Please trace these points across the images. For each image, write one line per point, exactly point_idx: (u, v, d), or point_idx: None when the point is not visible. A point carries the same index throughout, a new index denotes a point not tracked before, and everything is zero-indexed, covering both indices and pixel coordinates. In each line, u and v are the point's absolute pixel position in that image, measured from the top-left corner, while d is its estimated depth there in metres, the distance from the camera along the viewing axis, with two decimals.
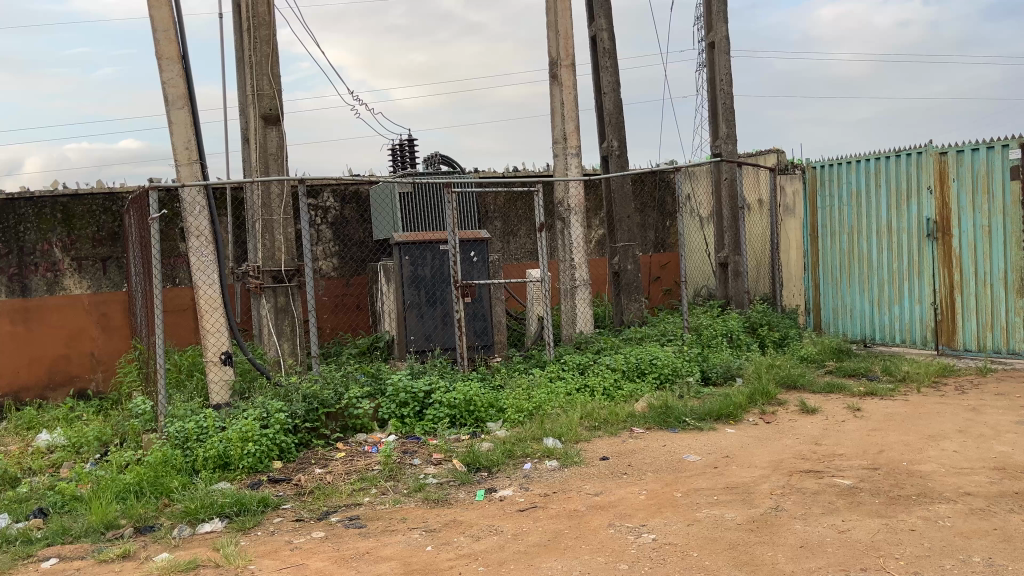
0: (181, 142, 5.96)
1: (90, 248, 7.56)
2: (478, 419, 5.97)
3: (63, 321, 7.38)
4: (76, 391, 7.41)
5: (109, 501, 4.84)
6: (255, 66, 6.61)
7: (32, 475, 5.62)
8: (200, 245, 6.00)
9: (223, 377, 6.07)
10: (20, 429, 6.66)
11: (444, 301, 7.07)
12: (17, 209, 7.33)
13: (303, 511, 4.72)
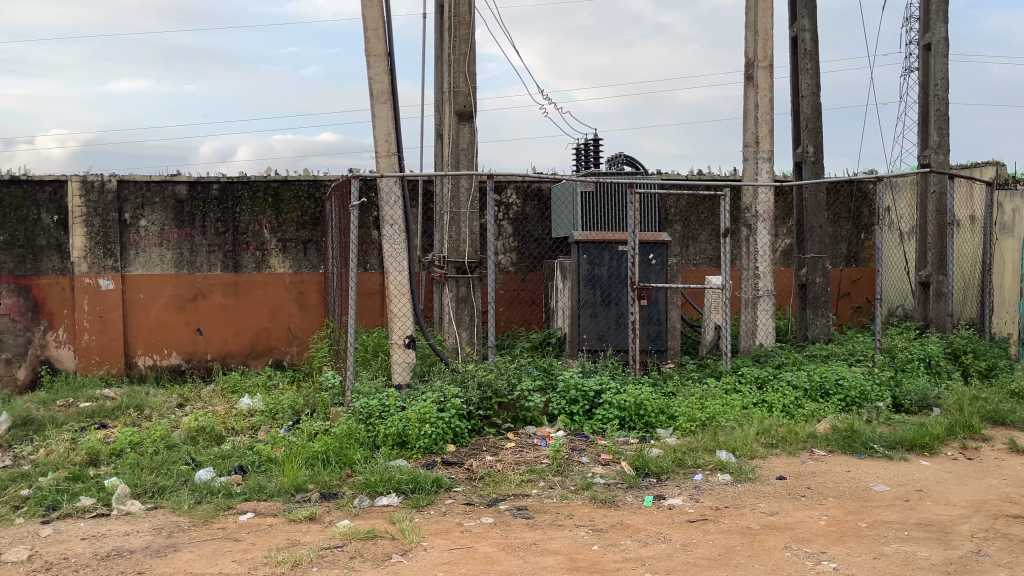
0: (382, 134, 6.31)
1: (294, 231, 8.08)
2: (648, 424, 5.89)
3: (267, 296, 8.04)
4: (273, 361, 8.07)
5: (299, 465, 5.22)
6: (453, 64, 6.84)
7: (235, 434, 6.16)
8: (393, 233, 6.31)
9: (405, 360, 6.37)
10: (225, 391, 7.33)
11: (619, 301, 7.03)
12: (235, 192, 7.97)
13: (473, 495, 4.87)
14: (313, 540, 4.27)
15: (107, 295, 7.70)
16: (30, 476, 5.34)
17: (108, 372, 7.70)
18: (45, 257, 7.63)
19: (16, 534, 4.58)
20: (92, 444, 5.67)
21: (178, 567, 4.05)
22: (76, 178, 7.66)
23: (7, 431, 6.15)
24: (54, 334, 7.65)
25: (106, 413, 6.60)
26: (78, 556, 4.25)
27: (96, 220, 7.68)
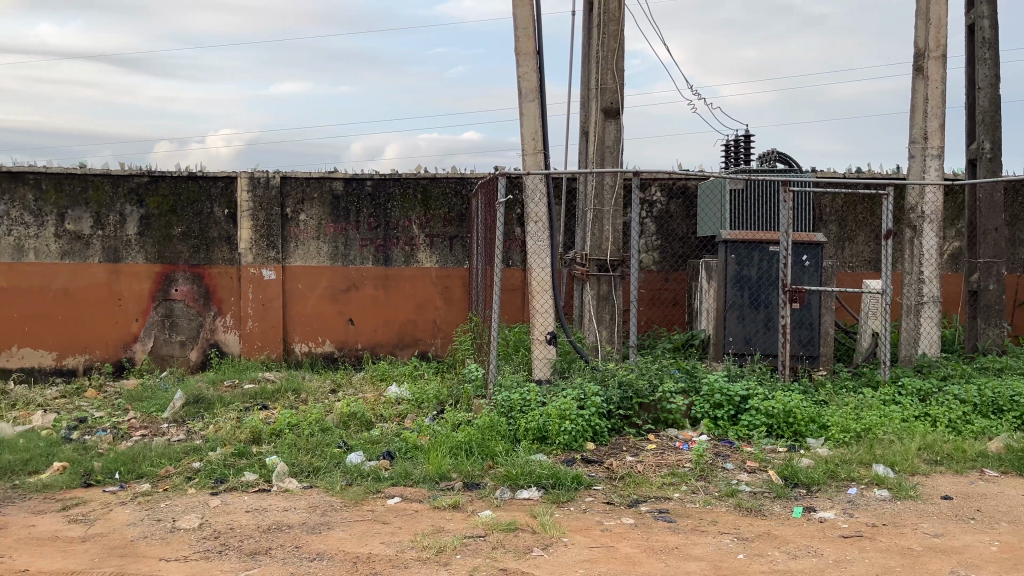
0: (529, 132, 6.37)
1: (441, 227, 8.31)
2: (796, 433, 5.65)
3: (414, 290, 8.33)
4: (419, 352, 8.36)
5: (443, 454, 5.37)
6: (602, 61, 6.83)
7: (383, 420, 6.41)
8: (537, 230, 6.36)
9: (546, 356, 6.40)
10: (375, 379, 7.66)
11: (769, 304, 6.77)
12: (387, 188, 8.29)
13: (614, 494, 4.84)
14: (457, 528, 4.38)
15: (269, 284, 8.20)
16: (201, 450, 5.78)
17: (268, 357, 8.21)
18: (217, 248, 8.17)
19: (189, 503, 4.98)
20: (254, 424, 6.06)
21: (332, 544, 4.27)
22: (244, 174, 8.17)
23: (182, 407, 6.68)
24: (222, 319, 8.20)
25: (268, 395, 7.04)
26: (243, 528, 4.56)
27: (261, 214, 8.17)
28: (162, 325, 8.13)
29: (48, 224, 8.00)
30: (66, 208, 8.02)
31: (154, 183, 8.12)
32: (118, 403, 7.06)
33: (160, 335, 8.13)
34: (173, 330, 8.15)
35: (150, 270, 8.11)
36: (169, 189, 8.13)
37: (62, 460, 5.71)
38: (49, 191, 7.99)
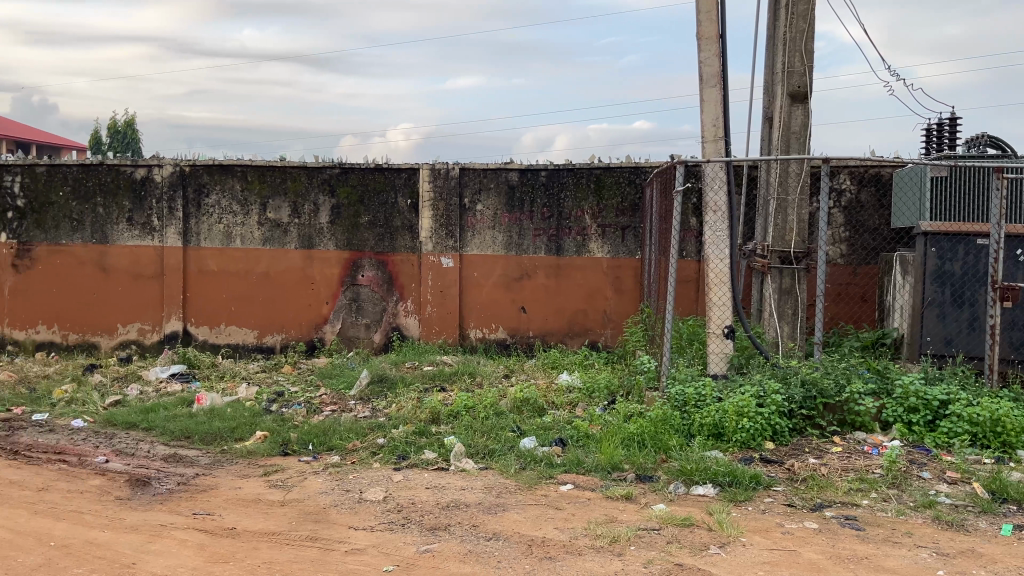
0: (710, 119, 6.18)
1: (614, 216, 8.27)
2: (1005, 444, 5.15)
3: (586, 280, 8.35)
4: (589, 342, 8.38)
5: (616, 445, 5.34)
6: (789, 43, 6.52)
7: (555, 407, 6.47)
8: (715, 220, 6.16)
9: (722, 350, 6.20)
10: (546, 366, 7.76)
11: (974, 303, 6.20)
12: (561, 178, 8.35)
13: (795, 497, 4.62)
14: (630, 519, 4.36)
15: (446, 272, 8.50)
16: (385, 427, 6.10)
17: (445, 341, 8.52)
18: (400, 237, 8.57)
19: (374, 477, 5.28)
20: (433, 405, 6.32)
21: (507, 526, 4.38)
22: (426, 165, 8.49)
23: (367, 385, 7.08)
24: (403, 304, 8.60)
25: (445, 377, 7.32)
26: (423, 503, 4.78)
27: (440, 204, 8.47)
28: (349, 308, 8.64)
29: (252, 213, 8.67)
30: (267, 198, 8.65)
31: (344, 175, 8.61)
32: (311, 379, 7.60)
33: (347, 318, 8.65)
34: (359, 313, 8.64)
35: (339, 256, 8.63)
36: (358, 180, 8.60)
37: (263, 430, 6.23)
38: (253, 182, 8.65)
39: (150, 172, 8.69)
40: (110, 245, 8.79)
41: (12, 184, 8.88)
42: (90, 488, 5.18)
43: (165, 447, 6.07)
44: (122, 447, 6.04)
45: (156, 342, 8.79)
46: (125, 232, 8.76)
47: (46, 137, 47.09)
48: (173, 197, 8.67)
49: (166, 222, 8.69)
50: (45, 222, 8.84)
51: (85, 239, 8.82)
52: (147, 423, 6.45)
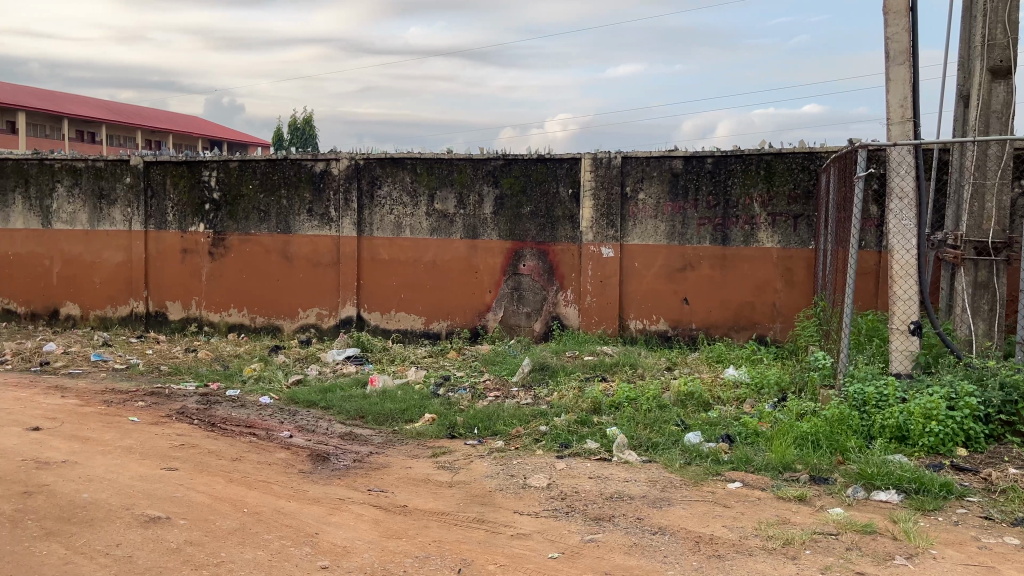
0: (897, 98, 5.76)
1: (785, 204, 7.92)
2: None
3: (753, 271, 8.06)
4: (757, 335, 8.10)
5: (788, 444, 5.12)
6: (990, 13, 5.95)
7: (721, 403, 6.27)
8: (901, 207, 5.73)
9: (907, 348, 5.75)
10: (711, 360, 7.55)
11: None
12: (728, 164, 8.08)
13: (993, 509, 4.24)
14: (805, 522, 4.17)
15: (608, 262, 8.45)
16: (548, 415, 6.16)
17: (605, 331, 8.49)
18: (562, 226, 8.61)
19: (538, 463, 5.35)
20: (595, 395, 6.31)
21: (673, 520, 4.31)
22: (588, 155, 8.46)
23: (530, 373, 7.18)
24: (564, 294, 8.64)
25: (607, 367, 7.29)
26: (587, 492, 4.79)
27: (602, 193, 8.42)
28: (511, 297, 8.79)
29: (420, 203, 9.00)
30: (435, 189, 8.95)
31: (508, 165, 8.74)
32: (475, 365, 7.81)
33: (509, 306, 8.80)
34: (521, 302, 8.76)
35: (503, 246, 8.79)
36: (521, 171, 8.71)
37: (431, 413, 6.46)
38: (422, 174, 8.97)
39: (329, 166, 9.21)
40: (293, 235, 9.40)
41: (209, 178, 9.67)
42: (277, 461, 5.58)
43: (342, 425, 6.43)
44: (304, 423, 6.46)
45: (333, 325, 9.34)
46: (306, 222, 9.34)
47: (234, 135, 51.10)
48: (349, 189, 9.15)
49: (342, 213, 9.18)
50: (237, 213, 9.59)
51: (271, 229, 9.48)
52: (325, 402, 6.87)
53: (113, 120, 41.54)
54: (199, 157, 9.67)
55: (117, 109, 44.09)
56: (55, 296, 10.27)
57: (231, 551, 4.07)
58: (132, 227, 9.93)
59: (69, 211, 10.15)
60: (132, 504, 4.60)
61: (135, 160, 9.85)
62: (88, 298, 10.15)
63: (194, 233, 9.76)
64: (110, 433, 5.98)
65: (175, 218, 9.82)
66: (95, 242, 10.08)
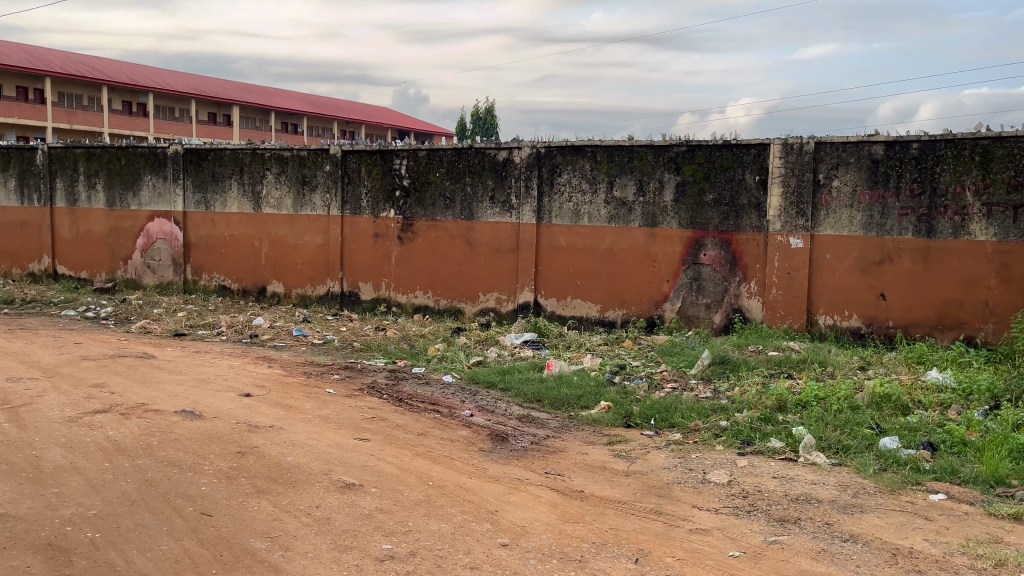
0: None
1: (1003, 193, 7.27)
2: None
3: (963, 266, 7.43)
4: (964, 337, 7.47)
5: (1002, 457, 4.69)
6: None
7: (922, 407, 5.80)
8: None
9: None
10: (910, 361, 7.01)
11: None
12: (937, 150, 7.49)
13: None
14: (1020, 543, 3.79)
15: (796, 253, 8.05)
16: (729, 410, 5.97)
17: (791, 326, 8.10)
18: (746, 215, 8.29)
19: (718, 459, 5.21)
20: (780, 392, 6.03)
21: (866, 529, 4.05)
22: (778, 141, 8.09)
23: (709, 366, 6.99)
24: (747, 285, 8.33)
25: (793, 364, 6.96)
26: (771, 492, 4.60)
27: (792, 181, 8.03)
28: (690, 287, 8.58)
29: (600, 191, 8.98)
30: (615, 177, 8.90)
31: (691, 152, 8.54)
32: (652, 355, 7.70)
33: (688, 297, 8.60)
34: (700, 293, 8.54)
35: (684, 235, 8.60)
36: (705, 157, 8.48)
37: (607, 401, 6.46)
38: (602, 161, 8.95)
39: (511, 154, 9.40)
40: (476, 222, 9.70)
41: (400, 166, 10.16)
42: (458, 438, 5.79)
43: (520, 407, 6.58)
44: (483, 404, 6.66)
45: (511, 310, 9.56)
46: (488, 209, 9.60)
47: (421, 125, 53.45)
48: (530, 177, 9.30)
49: (523, 200, 9.35)
50: (425, 200, 10.02)
51: (456, 215, 9.83)
52: (504, 384, 7.05)
53: (314, 113, 44.76)
54: (391, 146, 10.18)
55: (316, 101, 47.34)
56: (263, 275, 11.21)
57: (417, 521, 4.28)
58: (330, 212, 10.64)
59: (276, 197, 11.01)
60: (330, 470, 4.94)
61: (334, 149, 10.54)
62: (291, 277, 11.00)
63: (385, 218, 10.30)
64: (309, 403, 6.46)
65: (368, 204, 10.41)
66: (298, 225, 10.90)
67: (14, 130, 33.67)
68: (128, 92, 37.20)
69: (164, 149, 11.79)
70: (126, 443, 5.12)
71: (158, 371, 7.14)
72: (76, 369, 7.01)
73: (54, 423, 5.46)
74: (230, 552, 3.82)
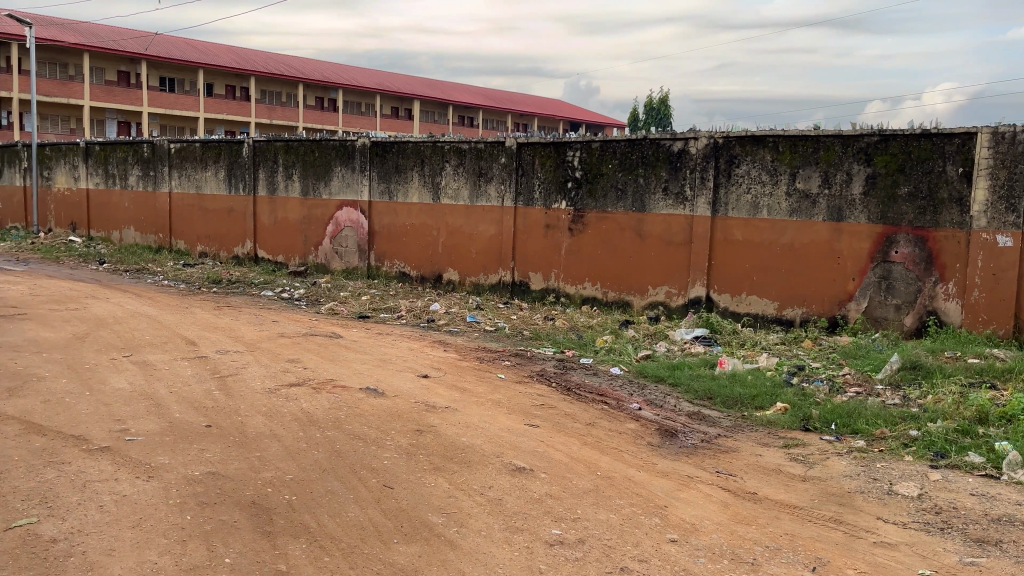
0: None
1: None
2: None
3: None
4: None
5: None
6: None
7: None
8: None
9: None
10: None
11: None
12: None
13: None
14: None
15: (1004, 252, 7.36)
16: (920, 419, 5.57)
17: (995, 332, 7.42)
18: (946, 210, 7.68)
19: (906, 470, 4.88)
20: (981, 402, 5.55)
21: None
22: (987, 129, 7.43)
23: (898, 371, 6.56)
24: (944, 286, 7.70)
25: (998, 373, 6.37)
26: (968, 510, 4.26)
27: (1002, 173, 7.34)
28: (879, 286, 8.05)
29: (781, 183, 8.62)
30: (798, 168, 8.51)
31: (884, 142, 8.02)
32: (834, 357, 7.32)
33: (876, 296, 8.08)
34: (890, 293, 8.00)
35: (873, 230, 8.08)
36: (900, 148, 7.93)
37: (784, 402, 6.21)
38: (785, 152, 8.59)
39: (687, 145, 9.22)
40: (648, 214, 9.60)
41: (573, 158, 10.23)
42: (627, 431, 5.78)
43: (689, 404, 6.46)
44: (652, 398, 6.61)
45: (682, 305, 9.38)
46: (661, 201, 9.47)
47: (594, 117, 53.45)
48: (706, 168, 9.07)
49: (698, 192, 9.15)
50: (596, 192, 10.03)
51: (628, 207, 9.77)
52: (673, 379, 6.96)
53: (490, 106, 45.93)
54: (565, 139, 10.27)
55: (491, 95, 48.53)
56: (439, 263, 11.68)
57: (586, 509, 4.33)
58: (504, 203, 10.90)
59: (454, 188, 11.43)
60: (501, 453, 5.09)
61: (509, 141, 10.78)
62: (466, 266, 11.38)
63: (557, 210, 10.42)
64: (482, 387, 6.67)
65: (541, 195, 10.56)
66: (473, 216, 11.25)
67: (223, 125, 37.25)
68: (321, 89, 39.94)
69: (353, 142, 12.54)
70: (318, 415, 5.52)
71: (345, 350, 7.64)
72: (275, 345, 7.64)
73: (256, 393, 5.98)
74: (410, 524, 4.03)
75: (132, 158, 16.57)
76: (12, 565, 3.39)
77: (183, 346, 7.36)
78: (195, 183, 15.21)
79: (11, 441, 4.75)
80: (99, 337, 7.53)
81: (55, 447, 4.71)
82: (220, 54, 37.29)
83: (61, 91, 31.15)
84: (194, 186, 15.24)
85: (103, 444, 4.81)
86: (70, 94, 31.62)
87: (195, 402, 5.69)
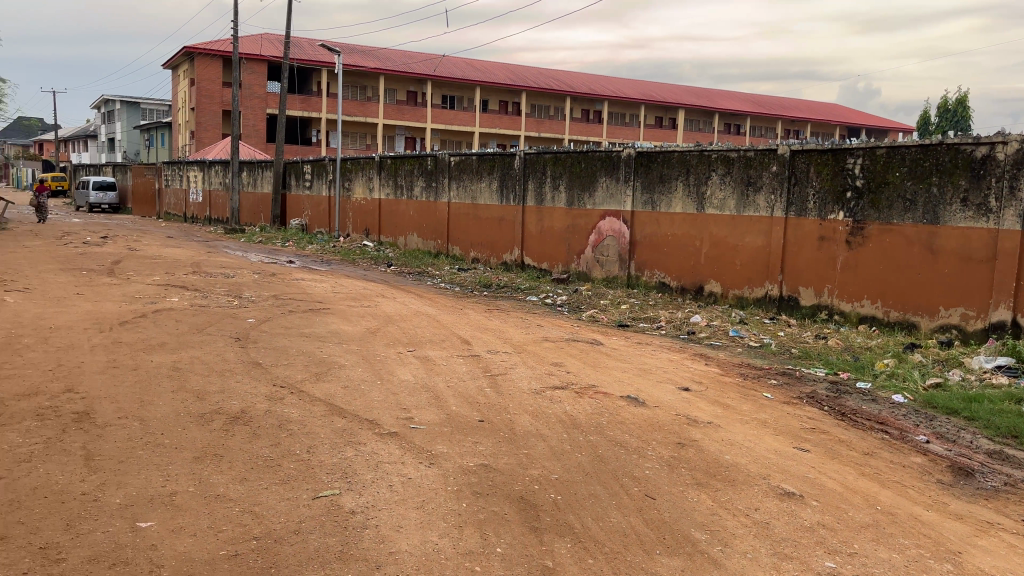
0: None
1: None
2: None
3: None
4: None
5: None
6: None
7: None
8: None
9: None
10: None
11: None
12: None
13: None
14: None
15: None
16: None
17: None
18: None
19: None
20: None
21: None
22: None
23: None
24: None
25: None
26: None
27: None
28: None
29: None
30: None
31: None
32: None
33: None
34: None
35: None
36: None
37: None
38: None
39: (993, 150, 8.23)
40: (941, 226, 8.68)
41: (854, 166, 9.56)
42: (911, 465, 5.27)
43: (989, 441, 5.74)
44: (943, 431, 5.96)
45: (980, 329, 8.33)
46: (958, 213, 8.52)
47: (876, 121, 49.44)
48: (1016, 176, 8.01)
49: (1005, 204, 8.09)
50: (880, 203, 9.27)
51: (917, 219, 8.91)
52: (969, 412, 6.22)
53: (758, 112, 44.27)
54: (846, 145, 9.63)
55: (759, 101, 46.72)
56: (701, 274, 11.46)
57: (864, 544, 4.01)
58: (774, 214, 10.45)
59: (720, 198, 11.17)
60: (768, 475, 4.87)
61: (782, 149, 10.32)
62: (730, 278, 11.04)
63: (834, 221, 9.78)
64: (746, 404, 6.44)
65: (816, 205, 9.97)
66: (740, 226, 10.91)
67: (496, 137, 39.56)
68: (588, 101, 41.03)
69: (619, 152, 12.72)
70: (581, 419, 5.66)
71: (607, 357, 7.75)
72: (541, 348, 7.96)
73: (523, 393, 6.27)
74: (672, 537, 3.99)
75: (417, 171, 18.14)
76: (318, 529, 3.85)
77: (459, 345, 7.91)
78: (471, 193, 16.30)
79: (318, 420, 5.41)
80: (387, 332, 8.32)
81: (353, 428, 5.28)
82: (494, 71, 39.63)
83: (359, 110, 35.28)
84: (470, 196, 16.34)
85: (392, 429, 5.31)
86: (367, 113, 35.43)
87: (469, 397, 6.10)
